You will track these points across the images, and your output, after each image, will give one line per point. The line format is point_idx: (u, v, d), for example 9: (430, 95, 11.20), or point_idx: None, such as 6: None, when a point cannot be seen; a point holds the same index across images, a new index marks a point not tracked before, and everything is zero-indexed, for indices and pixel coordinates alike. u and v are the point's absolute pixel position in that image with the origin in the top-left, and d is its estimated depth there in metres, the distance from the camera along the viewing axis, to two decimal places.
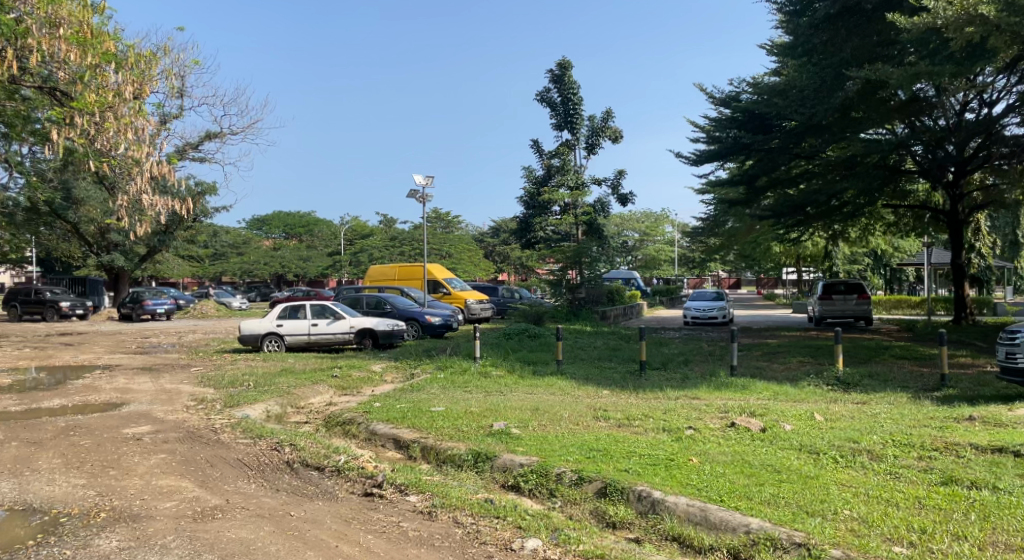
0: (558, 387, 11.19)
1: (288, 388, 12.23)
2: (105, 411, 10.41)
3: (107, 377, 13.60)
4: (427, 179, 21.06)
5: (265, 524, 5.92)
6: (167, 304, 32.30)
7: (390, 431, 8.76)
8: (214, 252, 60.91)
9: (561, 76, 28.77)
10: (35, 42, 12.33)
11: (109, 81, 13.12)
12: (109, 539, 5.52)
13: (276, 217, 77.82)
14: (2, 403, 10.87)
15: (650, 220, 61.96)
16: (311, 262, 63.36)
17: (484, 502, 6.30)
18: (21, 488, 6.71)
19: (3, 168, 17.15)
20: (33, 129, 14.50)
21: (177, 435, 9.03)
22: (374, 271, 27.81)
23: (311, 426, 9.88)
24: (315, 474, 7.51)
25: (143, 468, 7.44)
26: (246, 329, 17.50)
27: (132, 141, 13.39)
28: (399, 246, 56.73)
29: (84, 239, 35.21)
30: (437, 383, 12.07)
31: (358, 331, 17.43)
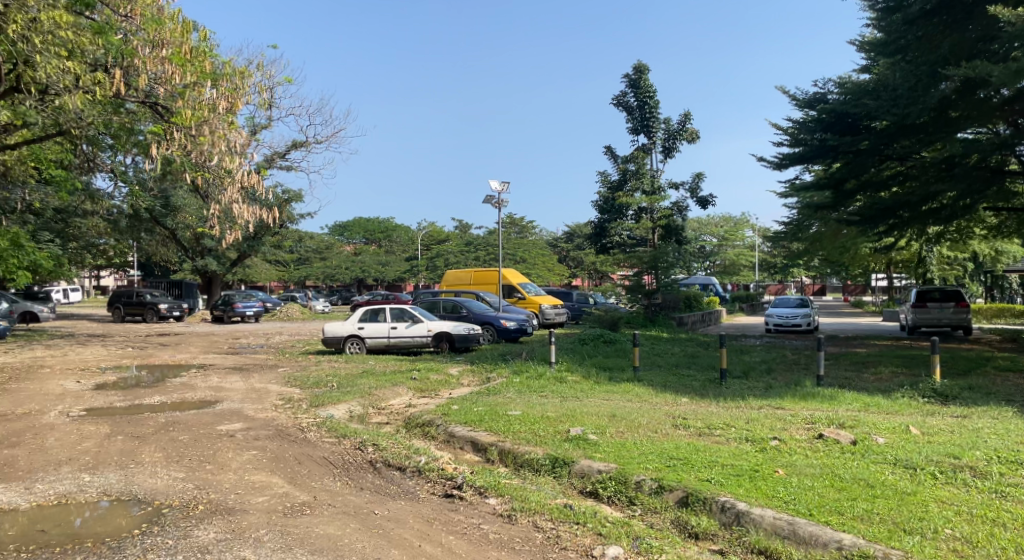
0: (636, 393, 11.09)
1: (369, 389, 12.57)
2: (201, 408, 10.92)
3: (202, 376, 14.24)
4: (502, 185, 21.29)
5: (351, 521, 6.10)
6: (256, 306, 33.75)
7: (468, 434, 8.88)
8: (298, 257, 63.20)
9: (637, 80, 28.47)
10: (141, 59, 13.14)
11: (204, 96, 13.80)
12: (207, 531, 5.81)
13: (357, 223, 80.23)
14: (107, 399, 11.56)
15: (729, 225, 60.57)
16: (389, 266, 65.02)
17: (564, 507, 6.32)
18: (128, 479, 7.13)
19: (110, 178, 18.31)
20: (136, 140, 15.27)
21: (267, 432, 9.41)
22: (450, 276, 28.22)
23: (392, 427, 10.11)
24: (397, 473, 7.69)
25: (236, 464, 7.78)
26: (329, 331, 18.11)
27: (225, 153, 14.03)
28: (474, 251, 57.48)
29: (181, 245, 37.17)
30: (514, 387, 12.14)
31: (435, 335, 17.67)
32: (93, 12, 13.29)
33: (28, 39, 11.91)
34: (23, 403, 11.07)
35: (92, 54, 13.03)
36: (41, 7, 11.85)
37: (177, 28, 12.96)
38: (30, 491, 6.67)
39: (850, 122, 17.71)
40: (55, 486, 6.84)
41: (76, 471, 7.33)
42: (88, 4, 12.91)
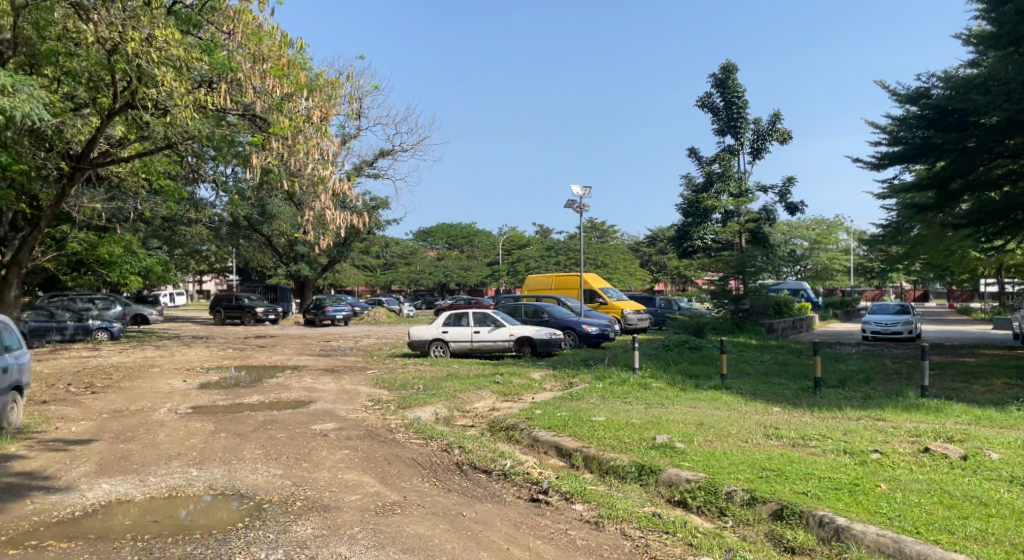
0: (724, 402, 10.83)
1: (454, 392, 12.76)
2: (297, 408, 11.38)
3: (296, 377, 14.85)
4: (584, 189, 21.22)
5: (439, 522, 6.22)
6: (345, 309, 34.89)
7: (552, 439, 8.89)
8: (385, 263, 64.94)
9: (724, 80, 27.79)
10: (243, 73, 13.81)
11: (299, 107, 14.37)
12: (305, 526, 6.04)
13: (440, 228, 81.98)
14: (211, 398, 12.18)
15: (821, 228, 58.14)
16: (471, 271, 65.92)
17: (652, 516, 6.25)
18: (231, 475, 7.51)
19: (213, 188, 19.33)
20: (236, 152, 15.69)
21: (358, 432, 9.71)
22: (532, 280, 28.32)
23: (477, 430, 10.25)
24: (483, 476, 7.79)
25: (331, 463, 8.07)
26: (414, 335, 18.48)
27: (318, 162, 14.65)
28: (555, 256, 57.51)
29: (275, 250, 38.89)
30: (598, 393, 12.05)
31: (517, 339, 17.82)
32: (201, 30, 14.34)
33: (142, 57, 12.78)
34: (135, 400, 11.81)
35: (198, 71, 13.92)
36: (154, 27, 12.71)
37: (275, 42, 13.50)
38: (145, 483, 7.11)
39: (956, 118, 16.76)
40: (166, 480, 7.27)
41: (185, 466, 7.77)
42: (195, 23, 14.05)
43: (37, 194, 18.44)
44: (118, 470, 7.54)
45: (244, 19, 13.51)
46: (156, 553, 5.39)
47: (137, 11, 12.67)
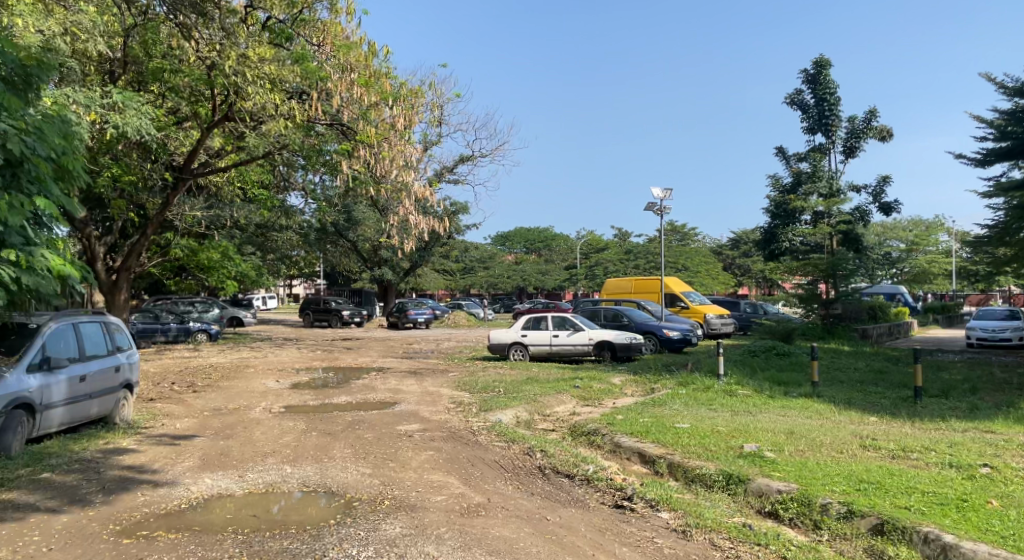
0: (816, 410, 10.43)
1: (534, 396, 12.79)
2: (382, 409, 11.68)
3: (381, 378, 15.22)
4: (665, 192, 20.88)
5: (525, 525, 6.25)
6: (426, 313, 35.51)
7: (635, 445, 8.78)
8: (464, 267, 65.81)
9: (816, 76, 26.82)
10: (332, 83, 14.17)
11: (383, 115, 14.81)
12: (394, 525, 6.16)
13: (518, 233, 82.47)
14: (301, 397, 12.63)
15: (919, 229, 55.16)
16: (549, 275, 65.99)
17: (742, 527, 6.08)
18: (322, 472, 7.75)
19: (302, 195, 20.10)
20: (324, 161, 16.55)
21: (441, 434, 9.87)
22: (611, 284, 28.10)
23: (558, 434, 10.23)
24: (566, 481, 7.76)
25: (417, 463, 8.23)
26: (494, 339, 18.61)
27: (402, 168, 15.06)
28: (634, 259, 56.85)
29: (360, 255, 40.01)
30: (682, 399, 11.81)
31: (596, 343, 17.69)
32: (291, 44, 14.41)
33: (239, 74, 13.43)
34: (233, 399, 12.37)
35: (291, 83, 14.45)
36: (249, 43, 13.34)
37: (362, 52, 13.96)
38: (244, 478, 7.45)
39: None
40: (263, 476, 7.59)
41: (279, 463, 8.08)
42: (287, 36, 14.22)
43: (143, 204, 19.65)
44: (218, 465, 7.93)
45: (333, 32, 14.04)
46: (256, 547, 5.61)
47: (233, 28, 12.85)
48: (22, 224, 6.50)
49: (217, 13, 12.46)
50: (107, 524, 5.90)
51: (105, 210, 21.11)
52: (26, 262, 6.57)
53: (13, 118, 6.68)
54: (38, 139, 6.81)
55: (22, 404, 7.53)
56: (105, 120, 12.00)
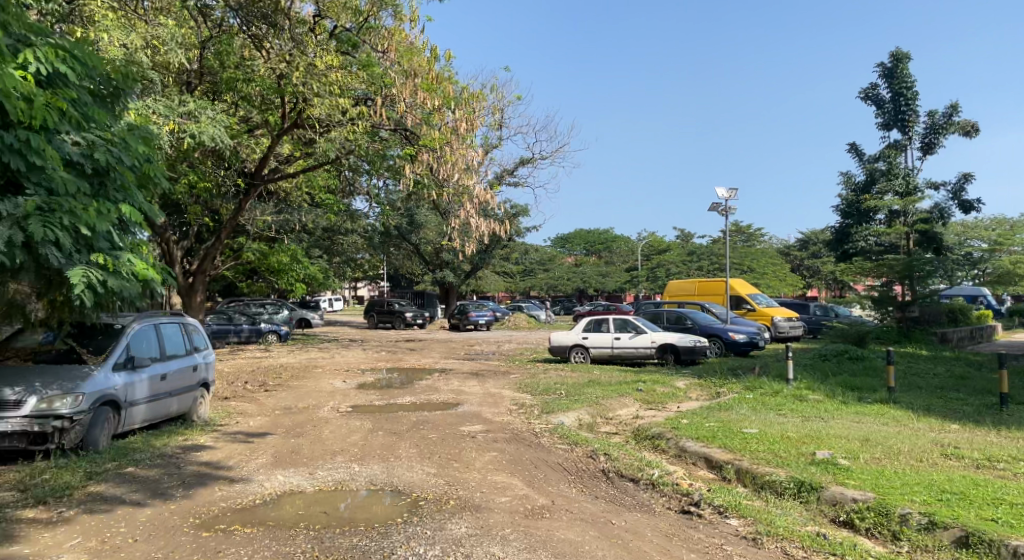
0: (892, 417, 10.03)
1: (596, 398, 12.70)
2: (446, 410, 11.78)
3: (444, 379, 15.39)
4: (730, 192, 20.43)
5: (590, 528, 6.21)
6: (487, 315, 35.69)
7: (702, 450, 8.62)
8: (525, 269, 65.92)
9: (893, 70, 25.87)
10: (397, 89, 14.59)
11: (446, 119, 14.97)
12: (459, 525, 6.21)
13: (579, 234, 82.23)
14: (367, 397, 12.88)
15: (1003, 229, 52.37)
16: (610, 277, 65.49)
17: (816, 536, 5.90)
18: (389, 471, 7.88)
19: (367, 199, 20.53)
20: (388, 165, 16.83)
21: (504, 435, 9.91)
22: (673, 286, 27.73)
23: (622, 437, 10.13)
24: (631, 485, 7.67)
25: (480, 464, 8.28)
26: (555, 340, 18.58)
27: (463, 171, 15.16)
28: (697, 261, 55.88)
29: (422, 257, 40.54)
30: (749, 404, 11.53)
31: (659, 346, 17.45)
32: (358, 51, 14.73)
33: (307, 84, 13.86)
34: (302, 398, 12.71)
35: (357, 89, 14.88)
36: (317, 52, 13.78)
37: (424, 58, 14.31)
38: (314, 476, 7.65)
39: None
40: (332, 474, 7.76)
41: (348, 461, 8.26)
42: (354, 44, 14.46)
43: (217, 209, 20.41)
44: (290, 462, 8.16)
45: (397, 38, 14.36)
46: (326, 543, 5.74)
47: (302, 37, 13.78)
48: (109, 229, 6.83)
49: (287, 22, 13.63)
50: (187, 518, 6.14)
51: (182, 215, 22.06)
52: (113, 266, 6.88)
53: (100, 129, 7.05)
54: (122, 148, 7.15)
55: (108, 401, 7.90)
56: (183, 130, 12.57)
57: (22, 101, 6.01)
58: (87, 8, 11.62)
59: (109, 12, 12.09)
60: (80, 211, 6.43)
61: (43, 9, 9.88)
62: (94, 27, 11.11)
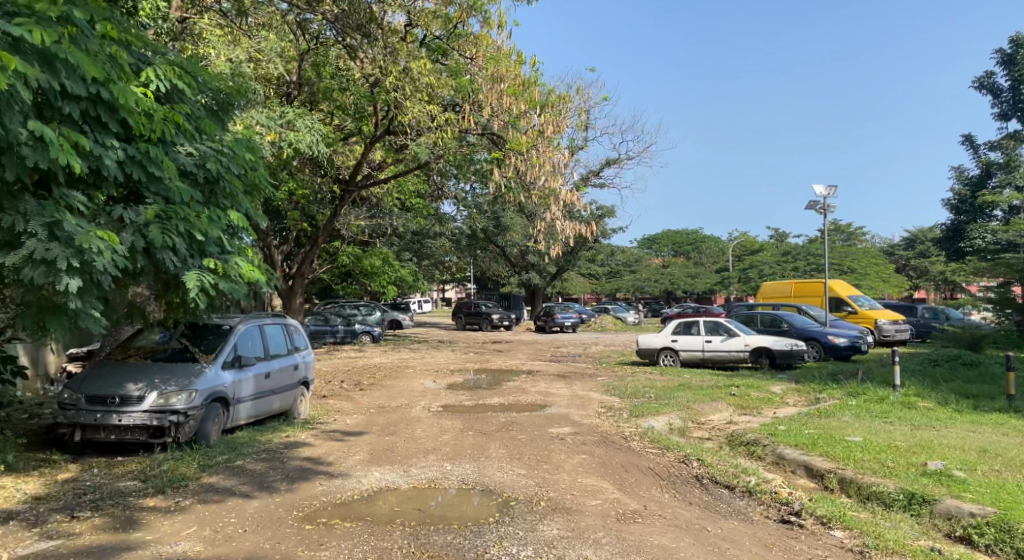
0: (1013, 427, 9.32)
1: (687, 402, 12.43)
2: (534, 411, 11.82)
3: (532, 381, 15.46)
4: (829, 189, 19.59)
5: (684, 535, 6.07)
6: (573, 317, 35.56)
7: (801, 457, 8.29)
8: (611, 271, 65.36)
9: (1011, 56, 24.16)
10: (484, 94, 14.73)
11: (532, 123, 15.19)
12: (551, 527, 6.21)
13: (666, 235, 80.88)
14: (457, 398, 13.09)
15: None
16: (699, 278, 64.04)
17: (930, 551, 5.59)
18: (480, 471, 7.98)
19: (455, 203, 20.90)
20: (474, 170, 17.03)
21: (593, 438, 9.85)
22: (767, 287, 26.67)
23: (715, 443, 9.88)
24: (726, 492, 7.46)
25: (570, 466, 8.27)
26: (643, 343, 18.34)
27: (549, 174, 15.21)
28: (792, 262, 53.87)
29: (508, 259, 40.86)
30: (851, 410, 10.99)
31: (753, 349, 16.87)
32: (447, 59, 15.21)
33: (399, 89, 14.19)
34: (395, 397, 13.06)
35: (446, 96, 15.18)
36: (409, 59, 13.86)
37: (511, 62, 14.39)
38: (408, 473, 7.83)
39: None
40: (426, 472, 7.93)
41: (440, 460, 8.41)
42: (443, 51, 15.07)
43: (314, 215, 21.26)
44: (385, 459, 8.38)
45: (484, 44, 14.53)
46: (422, 539, 5.87)
47: (395, 46, 13.71)
48: (220, 236, 7.20)
49: (380, 33, 13.46)
50: (292, 510, 6.41)
51: (282, 221, 23.12)
52: (223, 269, 7.27)
53: (212, 140, 7.47)
54: (231, 157, 7.53)
55: (219, 397, 8.36)
56: (282, 138, 13.13)
57: (142, 116, 6.46)
58: (197, 26, 12.32)
59: (216, 29, 12.80)
60: (194, 218, 6.79)
61: (160, 27, 10.45)
62: (204, 44, 11.76)
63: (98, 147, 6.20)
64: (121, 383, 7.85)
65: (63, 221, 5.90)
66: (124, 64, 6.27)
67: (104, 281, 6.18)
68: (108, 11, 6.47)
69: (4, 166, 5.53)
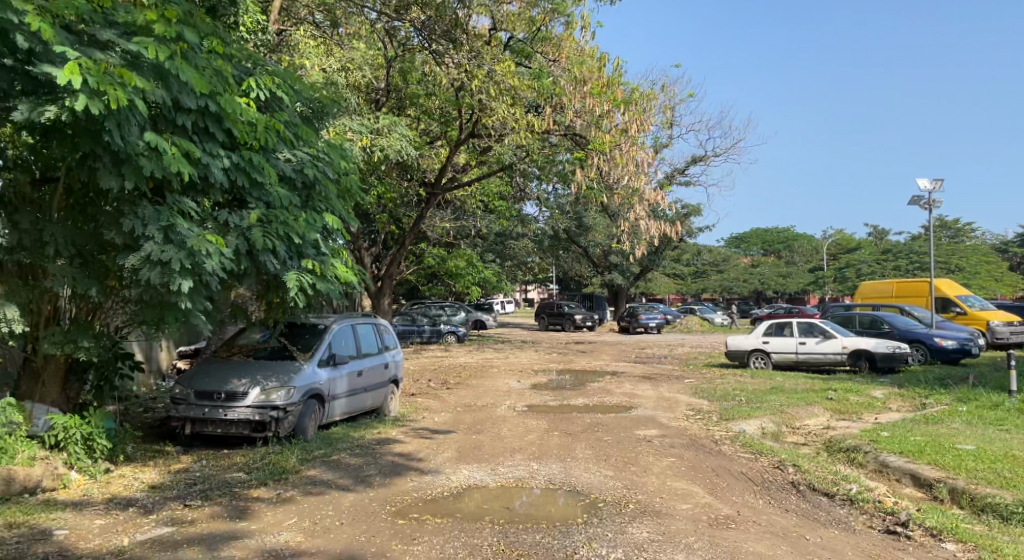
0: None
1: (781, 406, 12.01)
2: (620, 412, 11.71)
3: (617, 382, 15.31)
4: (935, 182, 18.50)
5: (781, 543, 5.87)
6: (658, 317, 35.02)
7: (907, 466, 7.87)
8: (697, 272, 63.92)
9: None
10: (568, 96, 14.92)
11: (615, 121, 15.10)
12: (640, 530, 6.13)
13: (756, 234, 78.43)
14: (542, 398, 13.12)
15: None
16: (791, 278, 61.77)
17: None
18: (567, 471, 7.96)
19: (537, 204, 20.94)
20: (557, 171, 17.03)
21: (681, 441, 9.66)
22: (866, 287, 25.44)
23: (811, 448, 9.50)
24: (825, 499, 7.16)
25: (659, 469, 8.13)
26: (733, 345, 17.85)
27: (633, 174, 15.09)
28: (893, 261, 51.23)
29: (591, 259, 40.64)
30: (961, 417, 10.34)
31: (851, 352, 16.11)
32: (529, 61, 15.15)
33: (484, 92, 14.25)
34: (481, 396, 13.21)
35: (528, 99, 15.05)
36: (493, 63, 14.04)
37: (594, 64, 14.40)
38: (496, 472, 7.90)
39: None
40: (513, 471, 7.97)
41: (527, 459, 8.45)
42: (526, 54, 15.04)
43: (400, 218, 21.77)
44: (473, 458, 8.49)
45: (567, 46, 14.62)
46: (512, 538, 5.90)
47: (480, 50, 14.05)
48: (316, 238, 7.49)
49: (465, 38, 13.95)
50: (385, 505, 6.59)
51: (370, 224, 23.79)
52: (320, 270, 7.55)
53: (308, 146, 7.77)
54: (325, 160, 7.82)
55: (315, 394, 8.68)
56: (373, 145, 13.53)
57: (245, 124, 6.80)
58: (292, 37, 12.80)
59: (310, 40, 13.28)
60: (293, 221, 7.10)
61: (259, 40, 10.79)
62: (299, 55, 12.19)
63: (207, 155, 6.56)
64: (227, 380, 8.26)
65: (176, 225, 6.27)
66: (229, 76, 6.61)
67: (213, 281, 6.53)
68: (215, 27, 6.86)
69: (124, 175, 5.93)
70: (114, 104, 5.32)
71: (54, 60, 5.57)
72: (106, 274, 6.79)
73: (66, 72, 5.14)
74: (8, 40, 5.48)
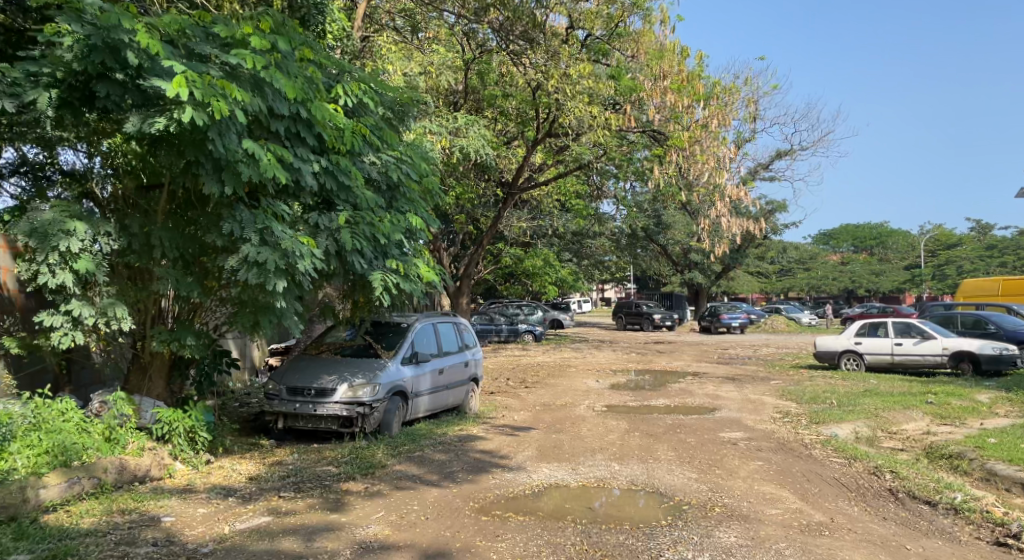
0: None
1: (876, 410, 11.47)
2: (703, 414, 11.46)
3: (699, 383, 14.98)
4: None
5: (879, 551, 5.62)
6: (741, 317, 34.06)
7: (1018, 475, 7.38)
8: (783, 270, 61.82)
9: None
10: (647, 93, 14.73)
11: (695, 117, 14.68)
12: (728, 534, 5.98)
13: (845, 231, 75.26)
14: (621, 398, 12.99)
15: None
16: (885, 276, 58.92)
17: None
18: (650, 473, 7.85)
19: (615, 202, 20.77)
20: (635, 168, 16.82)
21: (769, 444, 9.37)
22: (969, 285, 24.01)
23: (910, 454, 9.03)
24: (926, 508, 6.80)
25: (745, 472, 7.91)
26: (822, 346, 17.19)
27: (715, 170, 14.79)
28: (999, 258, 48.18)
29: (671, 258, 39.95)
30: None
31: (953, 353, 15.20)
32: (608, 59, 14.98)
33: (561, 91, 14.27)
34: (560, 396, 13.18)
35: (607, 97, 14.93)
36: (570, 62, 14.02)
37: (674, 58, 14.07)
38: (577, 471, 7.87)
39: None
40: (595, 471, 7.92)
41: (609, 460, 8.38)
42: (603, 51, 14.74)
43: (478, 218, 21.99)
44: (555, 457, 8.48)
45: (646, 41, 14.30)
46: (595, 538, 5.86)
47: (557, 49, 13.98)
48: (399, 238, 7.67)
49: (543, 37, 13.89)
50: (468, 502, 6.67)
51: (449, 225, 24.15)
52: (404, 270, 7.73)
53: (392, 149, 7.97)
54: (407, 162, 7.99)
55: (399, 391, 8.88)
56: (453, 145, 13.72)
57: (333, 129, 7.03)
58: (375, 43, 13.12)
59: (393, 45, 13.56)
60: (377, 222, 7.30)
61: (344, 46, 11.05)
62: (381, 60, 12.46)
63: (299, 160, 6.81)
64: (316, 376, 8.56)
65: (271, 227, 6.56)
66: (319, 83, 6.85)
67: (304, 281, 6.79)
68: (305, 36, 7.11)
69: (224, 181, 6.23)
70: (217, 115, 5.63)
71: (161, 74, 5.93)
72: (206, 275, 7.15)
73: (174, 85, 5.47)
74: (120, 56, 5.87)
